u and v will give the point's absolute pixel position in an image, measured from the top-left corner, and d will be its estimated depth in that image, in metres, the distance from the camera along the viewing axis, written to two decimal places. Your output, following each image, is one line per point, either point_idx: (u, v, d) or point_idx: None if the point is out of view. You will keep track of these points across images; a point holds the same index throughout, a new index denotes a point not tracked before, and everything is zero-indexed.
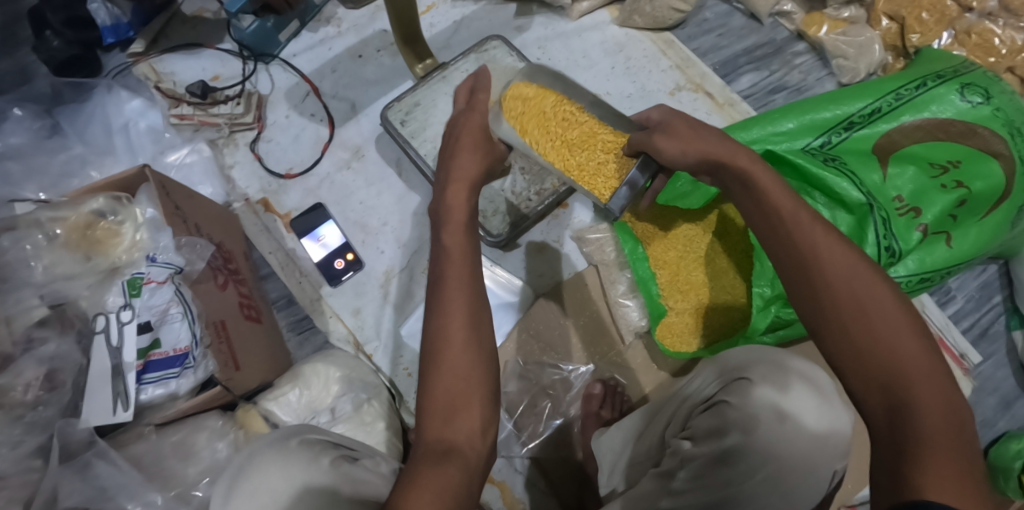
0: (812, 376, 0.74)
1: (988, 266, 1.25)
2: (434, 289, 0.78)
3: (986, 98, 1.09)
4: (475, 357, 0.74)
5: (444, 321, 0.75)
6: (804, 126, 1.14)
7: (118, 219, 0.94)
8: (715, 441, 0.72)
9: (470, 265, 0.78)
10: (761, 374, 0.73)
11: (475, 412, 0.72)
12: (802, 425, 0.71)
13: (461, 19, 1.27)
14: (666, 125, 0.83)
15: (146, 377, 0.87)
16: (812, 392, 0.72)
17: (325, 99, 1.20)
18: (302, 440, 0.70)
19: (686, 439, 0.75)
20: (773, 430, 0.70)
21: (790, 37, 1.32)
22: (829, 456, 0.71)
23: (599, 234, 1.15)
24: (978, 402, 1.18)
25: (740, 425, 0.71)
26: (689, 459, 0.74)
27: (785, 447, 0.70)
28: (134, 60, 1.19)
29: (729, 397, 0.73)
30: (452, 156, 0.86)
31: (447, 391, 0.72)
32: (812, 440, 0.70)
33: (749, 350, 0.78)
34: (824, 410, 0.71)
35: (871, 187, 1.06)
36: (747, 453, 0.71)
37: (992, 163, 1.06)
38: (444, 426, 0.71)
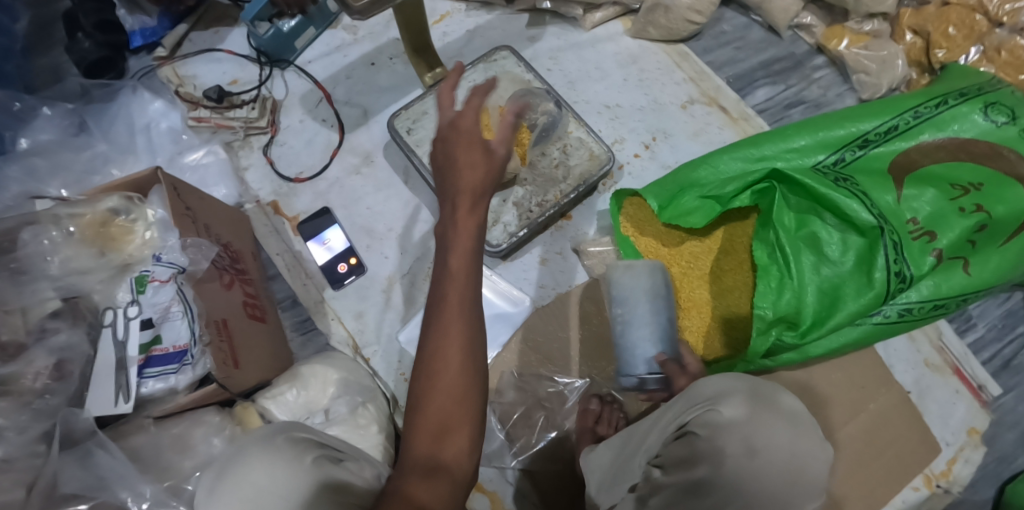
0: (786, 407, 0.73)
1: (1014, 293, 1.19)
2: (431, 310, 0.74)
3: (1012, 119, 1.05)
4: (471, 375, 0.73)
5: (439, 343, 0.72)
6: (819, 142, 1.08)
7: (131, 217, 0.97)
8: (685, 472, 0.73)
9: (470, 290, 0.75)
10: (732, 403, 0.73)
11: (466, 431, 0.72)
12: (771, 459, 0.69)
13: (474, 29, 1.26)
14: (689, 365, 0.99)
15: (148, 371, 0.89)
16: (786, 426, 0.71)
17: (337, 105, 1.22)
18: (288, 439, 0.67)
19: (658, 467, 0.76)
20: (741, 465, 0.70)
21: (810, 51, 1.29)
22: (803, 494, 0.70)
23: (622, 309, 1.04)
24: (997, 436, 1.13)
25: (709, 458, 0.71)
26: (660, 487, 0.74)
27: (752, 483, 0.69)
28: (159, 63, 1.24)
29: (699, 430, 0.73)
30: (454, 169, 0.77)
31: (440, 411, 0.71)
32: (783, 479, 0.69)
33: (724, 379, 0.77)
34: (795, 442, 0.70)
35: (884, 209, 1.02)
36: (715, 487, 0.70)
37: (1018, 188, 1.01)
38: (435, 445, 0.71)
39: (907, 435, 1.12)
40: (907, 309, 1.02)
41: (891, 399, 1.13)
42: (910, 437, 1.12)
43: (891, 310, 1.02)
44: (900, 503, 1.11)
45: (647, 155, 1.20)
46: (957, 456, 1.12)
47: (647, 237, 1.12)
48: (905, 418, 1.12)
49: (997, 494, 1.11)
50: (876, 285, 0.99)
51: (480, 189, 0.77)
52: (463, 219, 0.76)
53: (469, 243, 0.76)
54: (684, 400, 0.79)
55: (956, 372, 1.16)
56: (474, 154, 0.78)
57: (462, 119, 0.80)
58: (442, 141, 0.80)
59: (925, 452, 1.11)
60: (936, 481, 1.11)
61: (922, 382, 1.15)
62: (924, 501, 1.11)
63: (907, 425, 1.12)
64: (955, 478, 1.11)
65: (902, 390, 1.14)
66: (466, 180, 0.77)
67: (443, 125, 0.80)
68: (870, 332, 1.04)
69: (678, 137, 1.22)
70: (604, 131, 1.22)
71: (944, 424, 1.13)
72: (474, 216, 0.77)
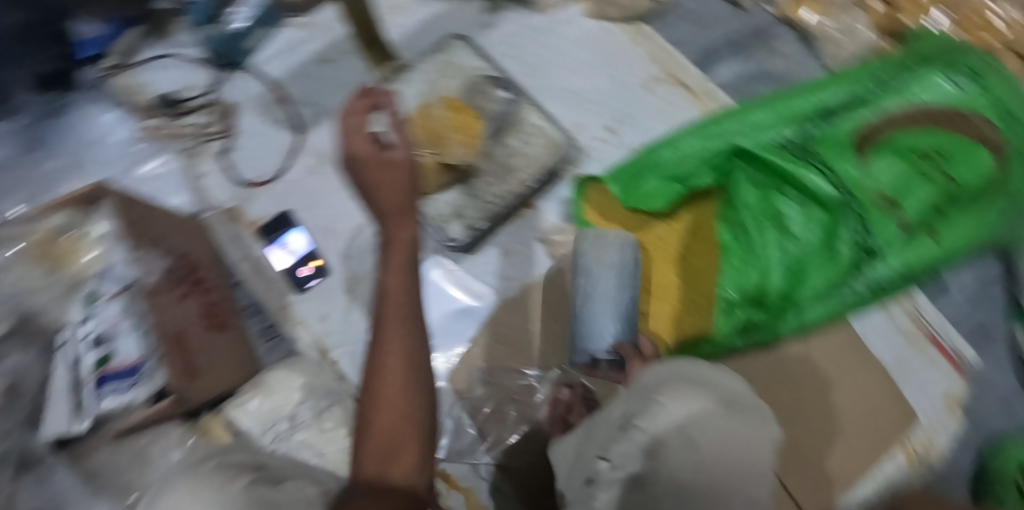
0: (721, 392, 0.74)
1: (987, 260, 1.15)
2: (376, 327, 0.76)
3: (976, 81, 1.02)
4: (416, 394, 0.73)
5: (384, 358, 0.74)
6: (780, 116, 1.05)
7: (80, 230, 0.95)
8: (627, 466, 0.70)
9: (410, 305, 0.77)
10: (670, 393, 0.73)
11: (414, 449, 0.71)
12: (713, 446, 0.69)
13: (429, 19, 1.23)
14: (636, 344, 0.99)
15: (105, 388, 0.86)
16: (725, 413, 0.72)
17: (293, 106, 1.20)
18: (216, 465, 0.64)
19: (603, 461, 0.72)
20: (679, 456, 0.68)
21: (772, 21, 1.23)
22: (743, 480, 0.69)
23: (588, 281, 1.00)
24: (976, 405, 1.11)
25: (648, 449, 0.69)
26: (604, 483, 0.70)
27: (692, 473, 0.68)
28: (111, 72, 1.16)
29: (637, 420, 0.71)
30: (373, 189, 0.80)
31: (388, 429, 0.71)
32: (725, 467, 0.69)
33: (664, 371, 0.78)
34: (731, 429, 0.71)
35: (848, 181, 1.01)
36: (657, 480, 0.68)
37: (982, 152, 1.00)
38: (382, 465, 0.69)
39: (883, 408, 1.10)
40: (879, 284, 1.00)
41: (866, 375, 1.11)
42: (887, 410, 1.10)
43: (861, 285, 1.01)
44: (882, 477, 1.08)
45: (610, 139, 1.18)
46: (938, 427, 1.10)
47: (611, 222, 1.09)
48: (882, 391, 1.11)
49: (977, 464, 1.09)
50: (842, 259, 1.00)
51: (402, 202, 0.80)
52: (397, 235, 0.81)
53: (405, 259, 0.80)
54: (626, 396, 0.78)
55: (934, 342, 1.13)
56: (382, 173, 0.80)
57: (355, 144, 0.81)
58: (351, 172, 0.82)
59: (904, 423, 1.10)
60: (916, 453, 1.09)
61: (902, 357, 1.12)
62: (904, 475, 1.08)
63: (883, 400, 1.11)
64: (936, 450, 1.09)
65: (881, 365, 1.12)
66: (387, 199, 0.80)
67: (348, 155, 0.81)
68: (844, 307, 1.02)
69: (642, 119, 1.19)
70: (564, 116, 1.19)
71: (925, 396, 1.11)
72: (408, 224, 0.82)
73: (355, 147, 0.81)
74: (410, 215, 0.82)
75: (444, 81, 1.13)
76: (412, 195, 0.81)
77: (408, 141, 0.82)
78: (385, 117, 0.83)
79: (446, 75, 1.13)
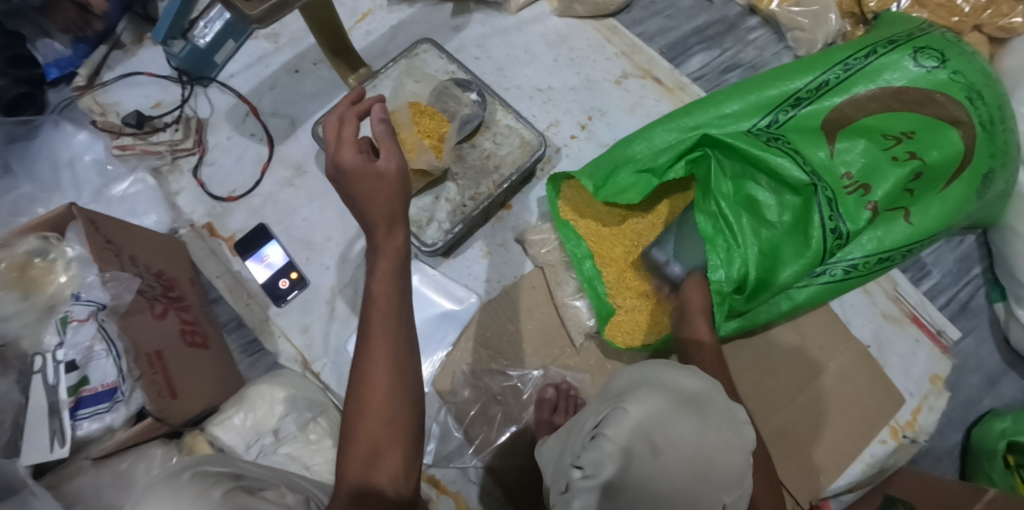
0: (691, 394, 0.72)
1: (966, 236, 1.18)
2: (360, 335, 0.74)
3: (942, 62, 1.03)
4: (400, 398, 0.72)
5: (367, 365, 0.72)
6: (751, 105, 1.07)
7: (50, 257, 0.94)
8: (597, 474, 0.67)
9: (396, 313, 0.75)
10: (637, 399, 0.71)
11: (399, 453, 0.71)
12: (678, 452, 0.68)
13: (398, 24, 1.23)
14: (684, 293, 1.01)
15: (81, 412, 0.87)
16: (692, 418, 0.70)
17: (265, 118, 1.19)
18: (194, 476, 0.62)
19: (577, 469, 0.70)
20: (648, 465, 0.67)
21: (742, 12, 1.26)
22: (712, 485, 0.67)
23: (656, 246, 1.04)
24: (959, 381, 1.13)
25: (617, 457, 0.67)
26: (579, 491, 0.68)
27: (660, 481, 0.66)
28: (79, 93, 1.20)
29: (605, 429, 0.70)
30: (360, 199, 0.76)
31: (371, 435, 0.71)
32: (692, 472, 0.67)
33: (637, 372, 0.77)
34: (700, 434, 0.68)
35: (817, 165, 0.99)
36: (627, 486, 0.67)
37: (952, 132, 1.00)
38: (366, 469, 0.69)
39: (869, 390, 1.11)
40: (852, 266, 1.02)
41: (850, 356, 1.12)
42: (873, 393, 1.11)
43: (836, 268, 1.02)
44: (869, 458, 1.09)
45: (583, 136, 1.18)
46: (922, 406, 1.11)
47: (587, 218, 1.10)
48: (869, 374, 1.11)
49: (965, 438, 1.11)
50: (813, 244, 0.97)
51: (392, 212, 0.76)
52: (382, 243, 0.76)
53: (391, 267, 0.76)
54: (600, 401, 0.78)
55: (914, 321, 1.14)
56: (372, 185, 0.76)
57: (342, 154, 0.77)
58: (337, 183, 0.79)
59: (889, 405, 1.10)
60: (902, 432, 1.10)
61: (881, 334, 1.14)
62: (891, 455, 1.09)
63: (869, 382, 1.11)
64: (920, 428, 1.10)
65: (861, 345, 1.13)
66: (375, 210, 0.76)
67: (330, 165, 0.78)
68: (819, 291, 1.04)
69: (614, 114, 1.20)
70: (537, 116, 1.20)
71: (906, 375, 1.12)
72: (394, 238, 0.77)
73: (342, 158, 0.77)
74: (398, 225, 0.77)
75: (411, 85, 1.08)
76: (401, 199, 0.78)
77: (398, 149, 0.79)
78: (374, 124, 0.79)
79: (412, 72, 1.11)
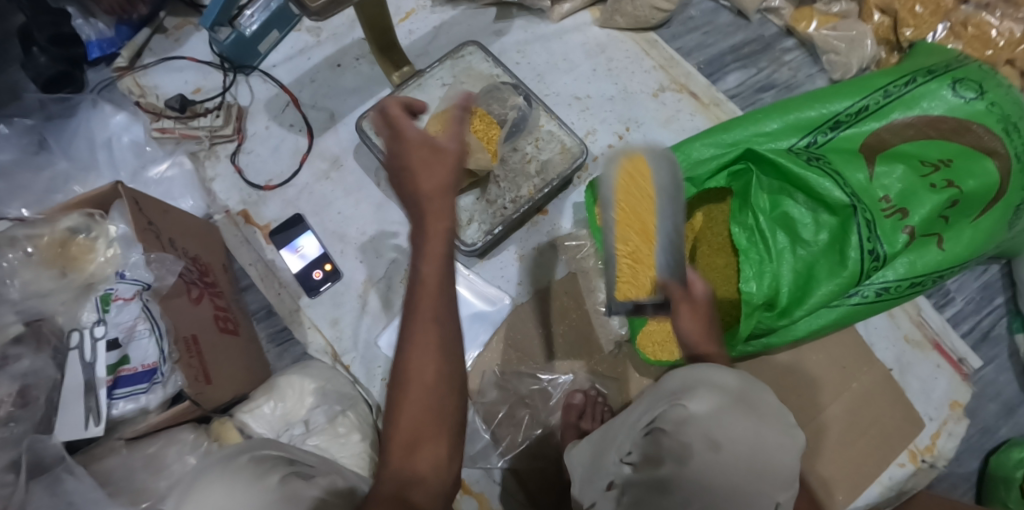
0: (750, 397, 0.69)
1: (989, 266, 1.20)
2: (407, 318, 0.73)
3: (980, 94, 1.05)
4: (447, 386, 0.72)
5: (413, 350, 0.71)
6: (790, 125, 1.09)
7: (92, 235, 0.95)
8: (651, 470, 0.70)
9: (443, 297, 0.73)
10: (698, 397, 0.70)
11: (442, 442, 0.71)
12: (735, 453, 0.67)
13: (440, 25, 1.24)
14: (698, 298, 0.92)
15: (117, 392, 0.88)
16: (744, 416, 0.68)
17: (304, 109, 1.19)
18: (252, 458, 0.66)
19: (629, 462, 0.74)
20: (705, 461, 0.67)
21: (778, 33, 1.28)
22: (767, 488, 0.67)
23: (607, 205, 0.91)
24: (978, 407, 1.14)
25: (674, 454, 0.69)
26: (629, 484, 0.72)
27: (715, 479, 0.67)
28: (119, 74, 1.20)
29: (664, 424, 0.71)
30: (410, 176, 0.78)
31: (414, 423, 0.70)
32: (748, 474, 0.66)
33: (696, 369, 0.74)
34: (760, 439, 0.67)
35: (856, 187, 1.02)
36: (681, 483, 0.68)
37: (987, 162, 1.03)
38: (407, 458, 0.70)
39: (889, 411, 1.12)
40: (885, 288, 1.03)
41: (873, 377, 1.13)
42: (892, 414, 1.12)
43: (868, 289, 1.03)
44: (887, 480, 1.10)
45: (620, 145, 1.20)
46: (941, 431, 1.12)
47: None
48: (887, 396, 1.12)
49: (981, 465, 1.12)
50: (850, 264, 0.99)
51: (445, 189, 0.77)
52: (432, 225, 0.75)
53: (441, 248, 0.75)
54: (657, 394, 0.77)
55: (937, 346, 1.16)
56: (425, 159, 0.78)
57: (405, 128, 0.80)
58: (393, 156, 0.81)
59: (910, 428, 1.11)
60: (921, 456, 1.11)
61: (903, 358, 1.15)
62: (910, 477, 1.11)
63: (890, 403, 1.12)
64: (940, 453, 1.11)
65: (884, 367, 1.14)
66: (426, 183, 0.77)
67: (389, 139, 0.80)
68: (850, 311, 1.05)
69: (649, 127, 1.21)
70: (575, 124, 1.21)
71: (928, 399, 1.13)
72: (446, 202, 0.76)
73: (404, 130, 0.80)
74: (451, 197, 0.77)
75: (463, 86, 1.11)
76: (454, 182, 0.78)
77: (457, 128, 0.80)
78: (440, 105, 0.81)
79: (463, 78, 1.12)
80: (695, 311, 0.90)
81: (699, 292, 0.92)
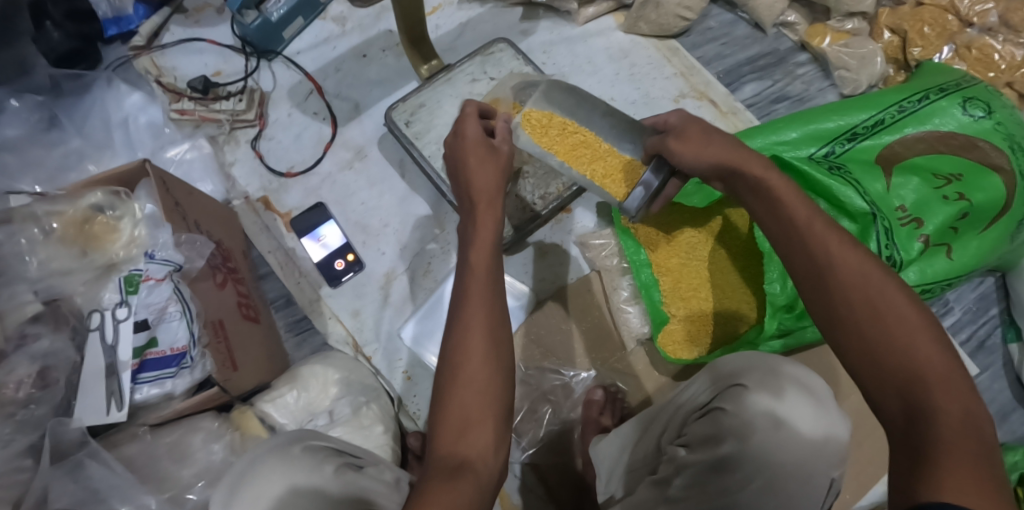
0: (807, 382, 0.73)
1: (986, 278, 1.25)
2: (457, 305, 0.76)
3: (987, 113, 1.10)
4: (494, 369, 0.72)
5: (464, 332, 0.73)
6: (809, 135, 1.14)
7: (116, 214, 0.91)
8: (711, 449, 0.73)
9: (492, 283, 0.77)
10: (757, 380, 0.73)
11: (489, 427, 0.70)
12: (796, 433, 0.70)
13: (466, 22, 1.26)
14: (681, 127, 0.85)
15: (142, 376, 0.84)
16: (805, 394, 0.72)
17: (328, 98, 1.18)
18: (305, 447, 0.67)
19: (683, 446, 0.76)
20: (769, 438, 0.70)
21: (793, 47, 1.31)
22: (826, 464, 0.70)
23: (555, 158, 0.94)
24: None
25: (735, 433, 0.72)
26: (685, 466, 0.74)
27: (779, 455, 0.70)
28: (136, 54, 1.18)
29: (723, 404, 0.74)
30: (464, 175, 0.83)
31: (463, 406, 0.71)
32: (809, 451, 0.70)
33: (746, 356, 0.77)
34: (820, 415, 0.71)
35: (875, 196, 1.06)
36: (743, 460, 0.71)
37: (994, 177, 1.06)
38: (457, 441, 0.69)
39: None
40: None
41: None
42: None
43: None
44: None
45: None
46: None
47: (647, 226, 1.12)
48: None
49: None
50: None
51: (493, 188, 0.82)
52: (482, 214, 0.81)
53: (490, 240, 0.80)
54: (706, 381, 0.80)
55: None
56: (478, 159, 0.83)
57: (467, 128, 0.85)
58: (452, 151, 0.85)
59: None
60: None
61: None
62: None
63: None
64: None
65: None
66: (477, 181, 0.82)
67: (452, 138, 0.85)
68: None
69: None
70: None
71: None
72: (493, 210, 0.81)
73: (466, 129, 0.84)
74: (498, 198, 0.82)
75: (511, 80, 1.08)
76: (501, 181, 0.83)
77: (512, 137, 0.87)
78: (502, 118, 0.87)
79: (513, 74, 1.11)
80: (691, 139, 0.84)
81: (675, 122, 0.87)
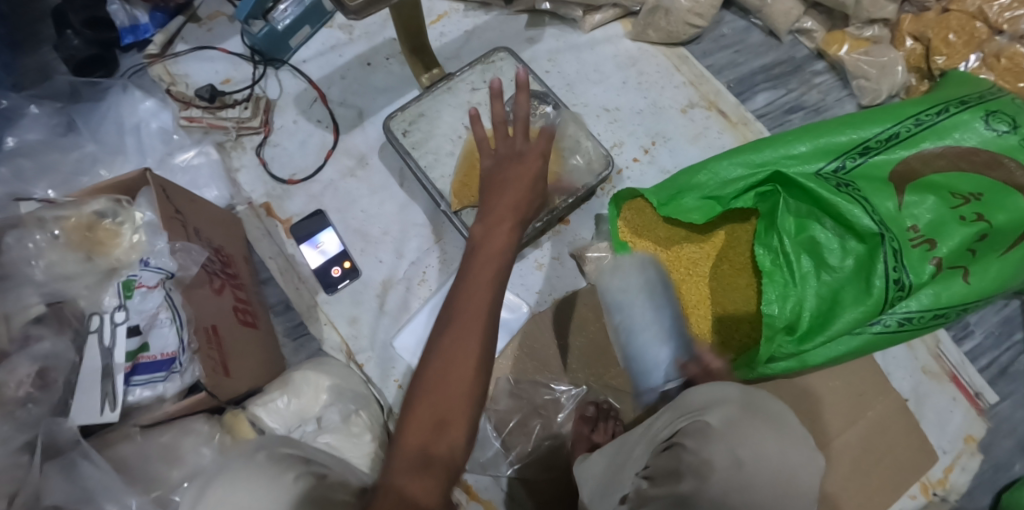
0: (776, 419, 0.75)
1: (1011, 300, 1.17)
2: (448, 307, 0.75)
3: (1013, 127, 1.04)
4: (479, 371, 0.71)
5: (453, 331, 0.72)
6: (819, 149, 1.08)
7: (118, 220, 0.95)
8: (671, 485, 0.73)
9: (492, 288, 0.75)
10: (721, 417, 0.75)
11: (466, 426, 0.70)
12: (758, 472, 0.71)
13: (472, 29, 1.26)
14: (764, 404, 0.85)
15: (135, 379, 0.87)
16: (770, 430, 0.73)
17: (332, 105, 1.20)
18: (270, 455, 0.68)
19: (646, 479, 0.76)
20: (729, 477, 0.71)
21: (810, 55, 1.27)
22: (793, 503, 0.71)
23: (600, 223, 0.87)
24: (993, 444, 1.11)
25: (695, 471, 0.72)
26: (649, 500, 0.74)
27: (738, 496, 0.70)
28: (151, 61, 1.21)
29: (686, 441, 0.75)
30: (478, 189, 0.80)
31: (441, 403, 0.69)
32: (773, 489, 0.70)
33: (710, 393, 0.80)
34: (786, 451, 0.72)
35: (885, 215, 1.02)
36: (703, 500, 0.71)
37: (1018, 197, 1.01)
38: (431, 437, 0.68)
39: (904, 443, 1.08)
40: (908, 318, 1.02)
41: (889, 406, 1.10)
42: (907, 446, 1.08)
43: (891, 318, 1.01)
44: None
45: (645, 159, 1.20)
46: (954, 465, 1.09)
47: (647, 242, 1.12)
48: (904, 428, 1.09)
49: (993, 501, 1.09)
50: (875, 292, 0.99)
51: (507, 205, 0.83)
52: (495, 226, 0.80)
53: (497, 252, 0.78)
54: (676, 413, 0.81)
55: (953, 380, 1.13)
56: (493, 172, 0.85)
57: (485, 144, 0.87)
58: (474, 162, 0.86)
59: (923, 458, 1.08)
60: (932, 489, 1.08)
61: (920, 388, 1.12)
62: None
63: (905, 432, 1.09)
64: (951, 486, 1.09)
65: (900, 397, 1.11)
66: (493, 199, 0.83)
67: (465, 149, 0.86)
68: (871, 340, 1.03)
69: (675, 143, 1.21)
70: (603, 135, 1.21)
71: (941, 431, 1.11)
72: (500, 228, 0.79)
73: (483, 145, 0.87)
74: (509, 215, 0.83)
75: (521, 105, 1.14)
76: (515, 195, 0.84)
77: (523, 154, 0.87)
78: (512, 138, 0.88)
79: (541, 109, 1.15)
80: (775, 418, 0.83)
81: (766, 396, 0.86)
